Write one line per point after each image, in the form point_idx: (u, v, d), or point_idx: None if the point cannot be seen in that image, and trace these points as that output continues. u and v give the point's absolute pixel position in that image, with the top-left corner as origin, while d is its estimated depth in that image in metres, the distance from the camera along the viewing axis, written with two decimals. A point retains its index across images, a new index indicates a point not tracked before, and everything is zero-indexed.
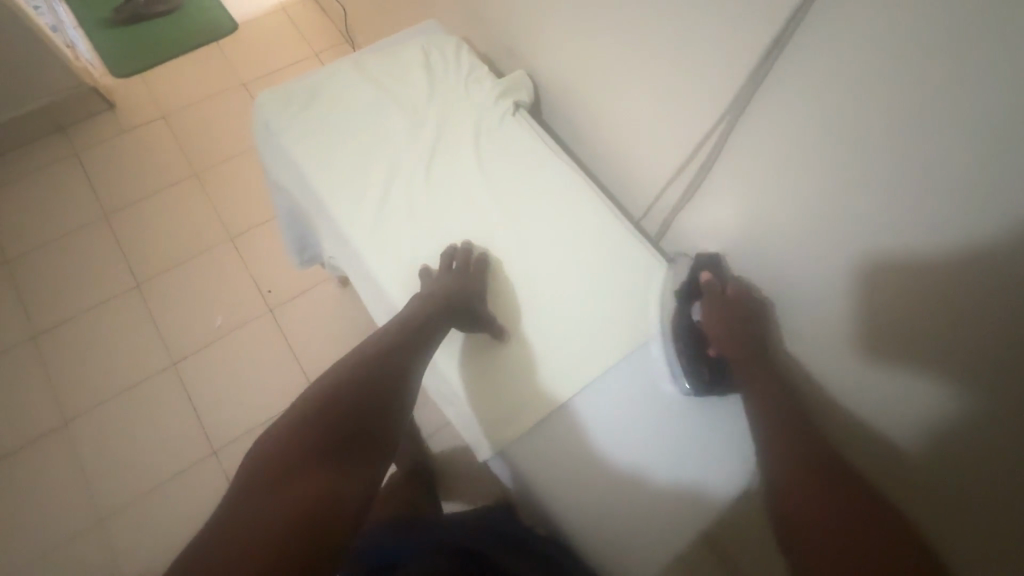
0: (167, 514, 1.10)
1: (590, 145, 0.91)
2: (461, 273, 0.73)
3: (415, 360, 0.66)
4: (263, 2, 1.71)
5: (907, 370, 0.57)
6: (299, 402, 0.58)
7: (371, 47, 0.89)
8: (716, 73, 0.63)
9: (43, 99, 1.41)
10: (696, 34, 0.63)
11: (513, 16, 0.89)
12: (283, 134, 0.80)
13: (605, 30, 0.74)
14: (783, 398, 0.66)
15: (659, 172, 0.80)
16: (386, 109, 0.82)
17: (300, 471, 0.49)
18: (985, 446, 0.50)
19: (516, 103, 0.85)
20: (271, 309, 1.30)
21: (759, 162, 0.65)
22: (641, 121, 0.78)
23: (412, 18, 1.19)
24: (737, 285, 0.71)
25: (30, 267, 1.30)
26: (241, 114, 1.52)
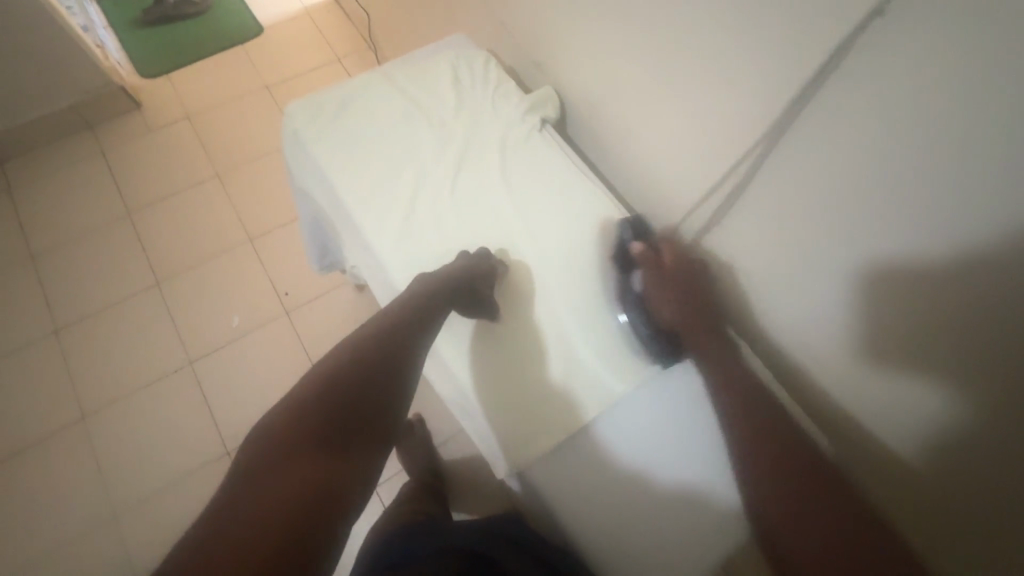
0: (179, 512, 1.11)
1: (612, 159, 0.90)
2: (464, 261, 0.74)
3: (414, 344, 0.68)
4: (288, 6, 1.73)
5: (909, 381, 0.56)
6: (300, 385, 0.60)
7: (399, 59, 0.90)
8: (745, 97, 0.63)
9: (73, 98, 1.44)
10: (727, 57, 0.63)
11: (539, 30, 0.89)
12: (309, 142, 0.80)
13: (634, 49, 0.74)
14: (734, 356, 0.69)
15: (686, 193, 0.78)
16: (412, 120, 0.83)
17: (303, 451, 0.52)
18: (985, 454, 0.50)
19: (543, 119, 0.85)
20: (288, 311, 1.31)
21: (783, 189, 0.62)
22: (668, 141, 0.77)
23: (438, 28, 1.20)
24: (670, 248, 0.74)
25: (55, 262, 1.33)
26: (264, 117, 1.54)
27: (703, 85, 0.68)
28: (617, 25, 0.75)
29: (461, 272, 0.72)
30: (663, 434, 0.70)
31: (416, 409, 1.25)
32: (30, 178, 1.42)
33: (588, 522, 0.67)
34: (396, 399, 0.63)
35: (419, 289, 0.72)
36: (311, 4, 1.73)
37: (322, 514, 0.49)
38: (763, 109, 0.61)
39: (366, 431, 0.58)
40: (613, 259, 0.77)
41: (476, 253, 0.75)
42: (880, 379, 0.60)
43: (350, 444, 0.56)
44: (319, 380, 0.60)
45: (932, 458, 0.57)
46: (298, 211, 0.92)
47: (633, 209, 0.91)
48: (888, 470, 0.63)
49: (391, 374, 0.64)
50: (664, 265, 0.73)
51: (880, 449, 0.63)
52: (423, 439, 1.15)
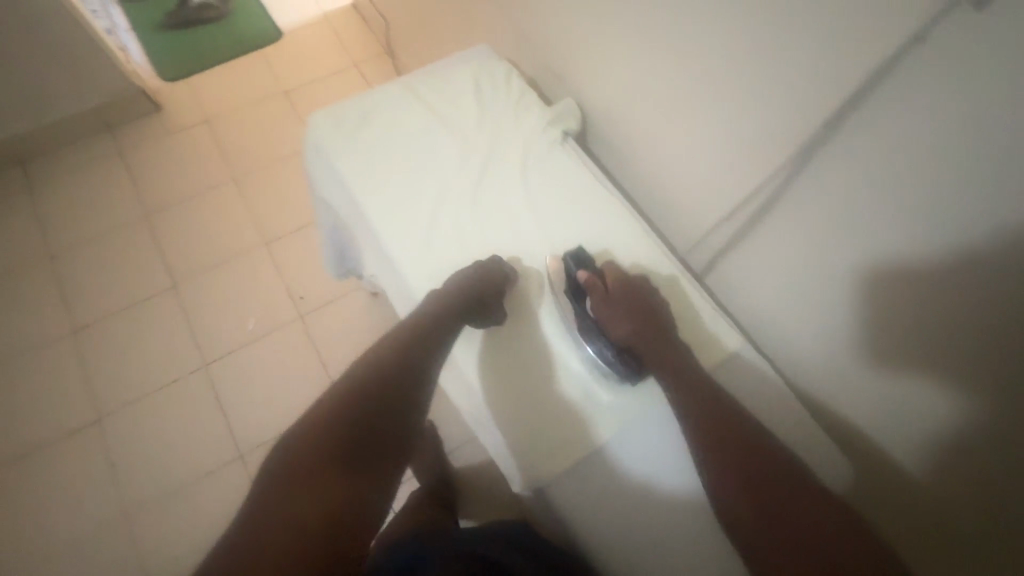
0: (193, 514, 1.12)
1: (630, 171, 0.90)
2: (477, 271, 0.74)
3: (429, 358, 0.68)
4: (307, 11, 1.74)
5: (921, 384, 0.59)
6: (321, 399, 0.60)
7: (422, 70, 0.90)
8: (779, 112, 0.63)
9: (96, 100, 1.46)
10: (761, 73, 0.63)
11: (561, 42, 0.90)
12: (335, 151, 0.81)
13: (662, 63, 0.74)
14: (694, 376, 0.67)
15: (708, 209, 0.78)
16: (435, 131, 0.83)
17: (322, 470, 0.52)
18: (994, 451, 0.54)
19: (565, 132, 0.85)
20: (301, 316, 1.31)
21: (821, 204, 0.63)
22: (692, 155, 0.77)
23: (457, 37, 1.20)
24: (613, 272, 0.73)
25: (74, 262, 1.34)
26: (283, 120, 1.56)
27: (733, 100, 0.68)
28: (641, 39, 0.75)
29: (475, 283, 0.72)
30: (637, 445, 0.69)
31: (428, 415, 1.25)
32: (52, 179, 1.44)
33: (611, 539, 0.65)
34: (412, 413, 0.63)
35: (431, 303, 0.71)
36: (330, 9, 1.74)
37: (351, 525, 0.49)
38: (798, 125, 0.62)
39: (383, 446, 0.57)
40: (561, 285, 0.75)
41: (493, 259, 0.76)
42: (888, 381, 0.63)
43: (368, 460, 0.55)
44: (334, 398, 0.60)
45: (935, 454, 0.61)
46: (316, 219, 0.93)
47: (650, 222, 0.91)
48: (881, 453, 0.67)
49: (406, 388, 0.63)
50: (609, 291, 0.72)
51: (877, 440, 0.67)
52: (434, 446, 1.15)
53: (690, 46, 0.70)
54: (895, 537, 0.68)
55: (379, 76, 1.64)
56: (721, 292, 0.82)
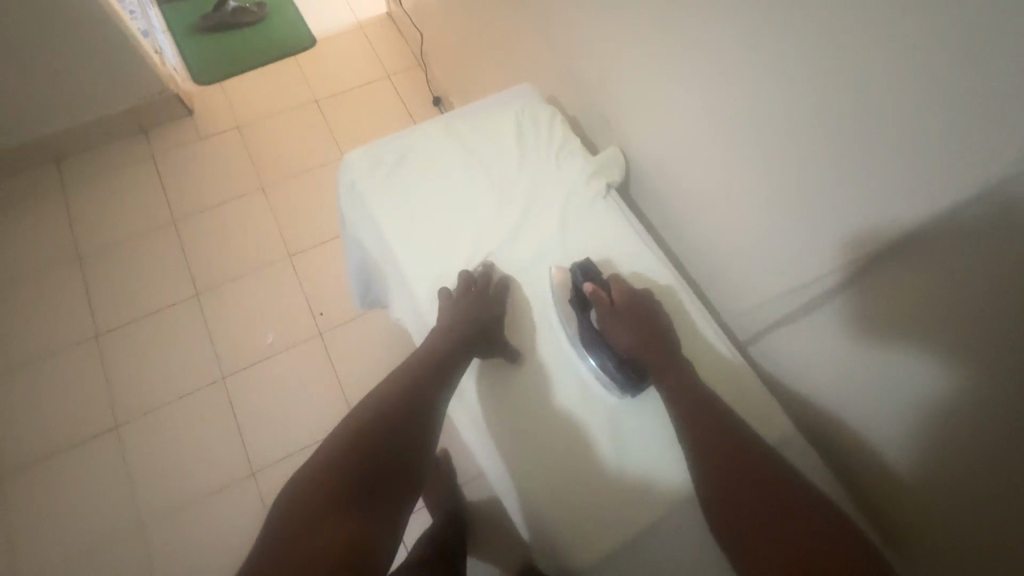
0: (204, 530, 1.12)
1: (669, 220, 0.87)
2: (477, 299, 0.73)
3: (438, 393, 0.67)
4: (342, 19, 1.73)
5: (904, 365, 0.55)
6: (329, 438, 0.62)
7: (459, 110, 0.89)
8: (824, 199, 0.59)
9: (130, 103, 1.46)
10: (809, 158, 0.59)
11: (604, 83, 0.87)
12: (371, 197, 0.80)
13: (709, 123, 0.71)
14: (695, 387, 0.65)
15: (755, 286, 0.74)
16: (473, 175, 0.82)
17: (328, 508, 0.54)
18: (975, 442, 0.49)
19: (609, 183, 0.83)
20: (322, 332, 1.30)
21: (879, 312, 0.57)
22: (739, 224, 0.73)
23: (498, 62, 1.18)
24: (618, 285, 0.73)
25: (100, 264, 1.35)
26: (312, 129, 1.55)
27: (778, 174, 0.64)
28: (688, 95, 0.72)
29: (473, 312, 0.71)
30: (632, 454, 0.68)
31: (443, 443, 1.24)
32: (84, 179, 1.45)
33: None
34: (422, 447, 0.63)
35: (437, 337, 0.71)
36: (365, 18, 1.74)
37: (359, 556, 0.51)
38: (846, 220, 0.57)
39: (392, 483, 0.59)
40: (565, 294, 0.75)
41: (495, 283, 0.76)
42: (874, 364, 0.59)
43: (374, 495, 0.57)
44: (343, 437, 0.61)
45: (926, 450, 0.56)
46: (345, 254, 0.93)
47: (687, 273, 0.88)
48: (878, 436, 0.62)
49: (416, 424, 0.64)
50: (615, 302, 0.71)
51: (871, 424, 0.62)
52: (447, 475, 1.16)
53: (736, 114, 0.66)
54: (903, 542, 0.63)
55: (412, 90, 1.63)
56: (765, 365, 0.77)
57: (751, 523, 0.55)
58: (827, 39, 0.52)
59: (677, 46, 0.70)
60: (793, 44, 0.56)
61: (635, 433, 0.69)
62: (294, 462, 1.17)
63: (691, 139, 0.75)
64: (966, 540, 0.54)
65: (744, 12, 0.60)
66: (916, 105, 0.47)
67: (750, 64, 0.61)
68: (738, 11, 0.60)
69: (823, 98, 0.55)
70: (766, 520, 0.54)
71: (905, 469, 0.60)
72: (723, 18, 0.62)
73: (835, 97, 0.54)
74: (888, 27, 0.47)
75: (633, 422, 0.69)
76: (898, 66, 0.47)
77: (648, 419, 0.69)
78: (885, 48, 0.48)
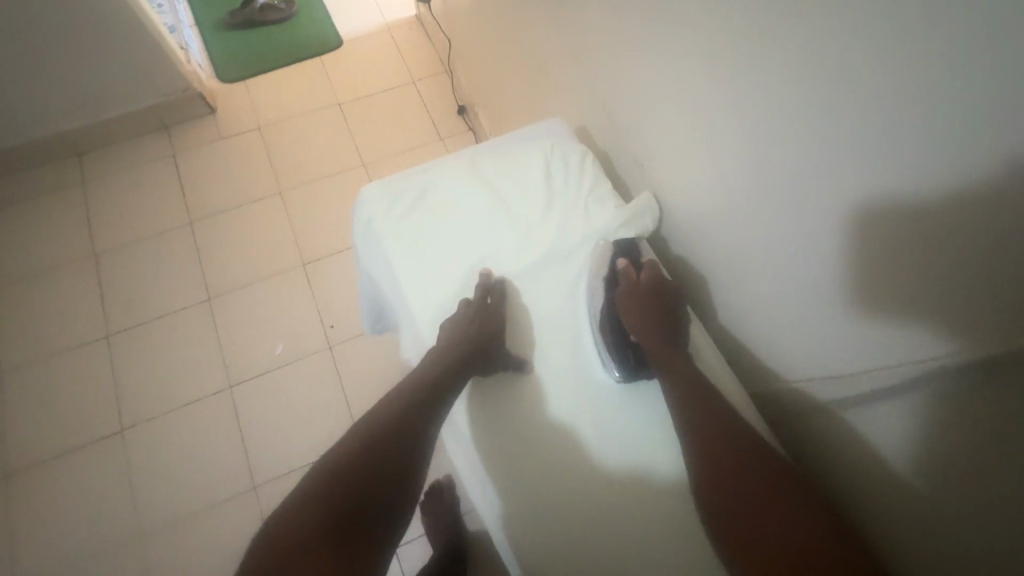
0: (203, 543, 1.10)
1: (703, 269, 0.82)
2: (480, 316, 0.73)
3: (433, 417, 0.67)
4: (370, 20, 1.70)
5: (901, 341, 0.52)
6: (329, 453, 0.62)
7: (483, 147, 0.89)
8: (873, 278, 0.54)
9: (153, 99, 1.45)
10: (860, 241, 0.54)
11: (639, 119, 0.82)
12: (385, 235, 0.80)
13: (745, 178, 0.66)
14: (697, 381, 0.66)
15: (802, 362, 0.68)
16: (496, 216, 0.81)
17: (321, 532, 0.52)
18: (970, 426, 0.47)
19: (639, 232, 0.81)
20: (332, 346, 1.28)
21: (931, 408, 0.51)
22: (780, 287, 0.67)
23: (529, 83, 1.14)
24: (651, 269, 0.76)
25: (114, 263, 1.34)
26: (334, 134, 1.52)
27: (824, 248, 0.58)
28: (727, 144, 0.67)
29: (477, 329, 0.72)
30: (625, 456, 0.66)
31: (447, 468, 1.21)
32: (105, 175, 1.44)
33: None
34: (417, 466, 0.63)
35: (436, 358, 0.71)
36: (393, 21, 1.70)
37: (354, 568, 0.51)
38: (904, 307, 0.51)
39: (386, 500, 0.58)
40: (599, 269, 0.76)
41: (499, 292, 0.76)
42: (862, 348, 0.57)
43: (371, 518, 0.56)
44: (342, 450, 0.61)
45: (922, 442, 0.53)
46: (358, 285, 0.91)
47: (720, 327, 0.83)
48: (872, 438, 0.59)
49: (411, 443, 0.63)
50: (639, 283, 0.74)
51: (865, 423, 0.60)
52: (450, 505, 1.13)
53: (780, 178, 0.61)
54: (898, 543, 0.59)
55: (437, 97, 1.59)
56: (800, 437, 0.72)
57: (735, 500, 0.56)
58: (888, 119, 0.47)
59: (719, 97, 0.65)
60: (846, 117, 0.50)
61: (628, 440, 0.67)
62: (296, 479, 1.15)
63: (730, 193, 0.70)
64: (965, 539, 0.51)
65: (793, 74, 0.54)
66: (986, 195, 0.41)
67: (799, 130, 0.56)
68: (788, 71, 0.55)
69: (875, 180, 0.50)
70: (745, 496, 0.55)
71: (903, 466, 0.57)
72: (773, 77, 0.57)
73: (892, 181, 0.48)
74: (961, 115, 0.41)
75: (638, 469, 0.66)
76: (967, 165, 0.42)
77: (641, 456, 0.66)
78: (950, 138, 0.42)
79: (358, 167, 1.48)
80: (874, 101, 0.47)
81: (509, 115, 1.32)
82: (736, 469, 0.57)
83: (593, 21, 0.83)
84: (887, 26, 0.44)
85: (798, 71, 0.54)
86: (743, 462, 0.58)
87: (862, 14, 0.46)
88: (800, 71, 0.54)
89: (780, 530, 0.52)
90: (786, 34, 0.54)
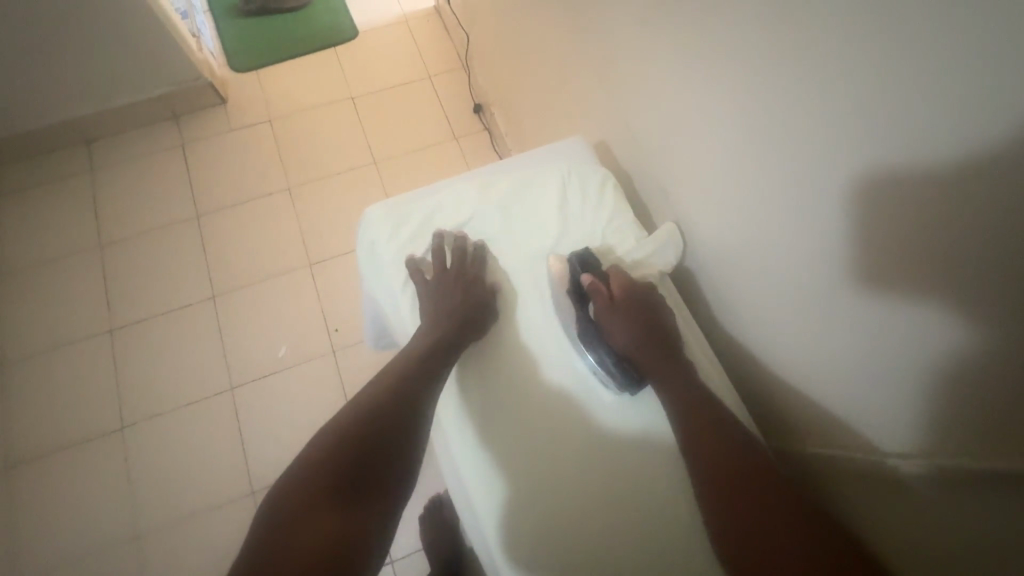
0: (199, 546, 1.09)
1: (723, 301, 0.78)
2: (460, 283, 0.74)
3: (429, 382, 0.66)
4: (387, 11, 1.64)
5: (900, 364, 0.52)
6: (340, 414, 0.62)
7: (497, 164, 0.86)
8: (905, 333, 0.50)
9: (162, 88, 1.42)
10: (901, 296, 0.49)
11: (662, 140, 0.77)
12: (392, 262, 0.78)
13: (774, 217, 0.61)
14: (693, 390, 0.64)
15: (828, 411, 0.64)
16: (506, 243, 0.79)
17: (321, 507, 0.53)
18: (952, 411, 0.47)
19: (661, 269, 0.77)
20: (336, 350, 1.25)
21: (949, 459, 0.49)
22: (810, 337, 0.63)
23: (549, 89, 1.09)
24: (619, 279, 0.72)
25: (121, 256, 1.32)
26: (346, 129, 1.48)
27: (862, 302, 0.53)
28: (756, 177, 0.62)
29: (459, 295, 0.72)
30: (631, 494, 0.63)
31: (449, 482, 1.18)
32: (113, 164, 1.42)
33: None
34: (418, 437, 0.62)
35: (426, 330, 0.71)
36: (411, 12, 1.64)
37: (361, 539, 0.52)
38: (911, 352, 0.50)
39: (391, 475, 0.58)
40: (562, 286, 0.73)
41: (488, 284, 0.76)
42: (872, 381, 0.56)
43: (368, 487, 0.56)
44: (353, 412, 0.62)
45: (920, 441, 0.52)
46: (362, 305, 0.89)
47: (742, 364, 0.78)
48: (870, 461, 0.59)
49: (407, 410, 0.62)
50: (613, 298, 0.71)
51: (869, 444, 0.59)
52: (450, 518, 1.10)
53: (814, 226, 0.56)
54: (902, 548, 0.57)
55: (452, 93, 1.54)
56: (817, 478, 0.69)
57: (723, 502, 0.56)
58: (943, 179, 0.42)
59: (749, 130, 0.60)
60: (898, 172, 0.45)
61: (638, 461, 0.65)
62: None
63: (758, 232, 0.65)
64: (958, 528, 0.50)
65: (836, 116, 0.49)
66: None
67: (839, 180, 0.51)
68: (830, 112, 0.49)
69: (923, 242, 0.45)
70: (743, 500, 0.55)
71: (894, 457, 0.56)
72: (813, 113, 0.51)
73: (944, 246, 0.43)
74: None
75: (643, 509, 0.62)
76: None
77: (644, 493, 0.63)
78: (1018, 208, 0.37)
79: (369, 164, 1.44)
80: (930, 160, 0.42)
81: (526, 118, 1.26)
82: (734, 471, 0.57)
83: (616, 30, 0.77)
84: (953, 78, 0.39)
85: (839, 115, 0.49)
86: (735, 463, 0.58)
87: (922, 60, 0.40)
88: (842, 115, 0.48)
89: (782, 540, 0.51)
90: (829, 71, 0.48)
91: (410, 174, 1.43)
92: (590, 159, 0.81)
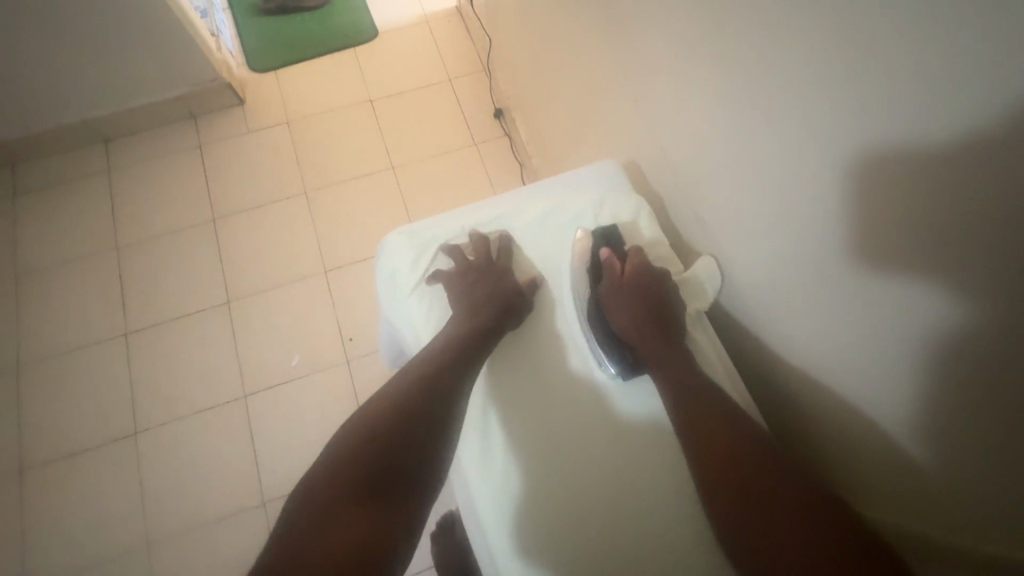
0: (208, 556, 1.07)
1: (752, 333, 0.73)
2: (488, 272, 0.72)
3: (461, 375, 0.62)
4: (407, 11, 1.61)
5: (943, 411, 0.47)
6: (370, 404, 0.60)
7: (525, 189, 0.83)
8: (953, 385, 0.44)
9: (179, 89, 1.40)
10: (948, 350, 0.44)
11: (691, 163, 0.73)
12: (412, 293, 0.75)
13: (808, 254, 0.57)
14: (698, 382, 0.61)
15: (868, 459, 0.59)
16: (527, 267, 0.76)
17: (345, 506, 0.50)
18: (989, 429, 0.42)
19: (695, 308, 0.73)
20: (348, 361, 1.23)
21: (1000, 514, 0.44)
22: (851, 384, 0.57)
23: (573, 102, 1.05)
24: (635, 258, 0.71)
25: (136, 259, 1.32)
26: (363, 132, 1.46)
27: (908, 352, 0.48)
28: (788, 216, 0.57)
29: (488, 286, 0.70)
30: (653, 542, 0.58)
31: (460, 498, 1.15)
32: (130, 165, 1.41)
33: None
34: (447, 434, 0.59)
35: (458, 322, 0.68)
36: (431, 13, 1.61)
37: (382, 540, 0.49)
38: (954, 398, 0.45)
39: (416, 475, 0.55)
40: (581, 261, 0.74)
41: (518, 282, 0.73)
42: (915, 428, 0.51)
43: (392, 485, 0.53)
44: (383, 403, 0.59)
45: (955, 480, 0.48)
46: (380, 328, 0.87)
47: (773, 400, 0.73)
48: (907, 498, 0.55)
49: (436, 406, 0.59)
50: (622, 276, 0.70)
51: (904, 485, 0.55)
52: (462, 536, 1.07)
53: (857, 274, 0.50)
54: None
55: (472, 96, 1.50)
56: None
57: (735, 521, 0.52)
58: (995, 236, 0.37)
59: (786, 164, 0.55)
60: (944, 222, 0.40)
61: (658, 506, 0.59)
62: None
63: (791, 266, 0.60)
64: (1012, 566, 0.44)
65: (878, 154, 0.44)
66: None
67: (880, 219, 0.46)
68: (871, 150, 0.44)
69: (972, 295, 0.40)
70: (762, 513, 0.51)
71: (941, 490, 0.50)
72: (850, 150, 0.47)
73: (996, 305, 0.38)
74: None
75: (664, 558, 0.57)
76: None
77: (664, 541, 0.58)
78: None
79: (386, 169, 1.41)
80: (983, 214, 0.37)
81: (549, 128, 1.23)
82: (754, 480, 0.53)
83: (645, 48, 0.73)
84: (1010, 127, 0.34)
85: (884, 160, 0.44)
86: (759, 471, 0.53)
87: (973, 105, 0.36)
88: (887, 160, 0.43)
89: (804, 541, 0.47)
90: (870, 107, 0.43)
91: (427, 180, 1.40)
92: (627, 193, 0.78)
